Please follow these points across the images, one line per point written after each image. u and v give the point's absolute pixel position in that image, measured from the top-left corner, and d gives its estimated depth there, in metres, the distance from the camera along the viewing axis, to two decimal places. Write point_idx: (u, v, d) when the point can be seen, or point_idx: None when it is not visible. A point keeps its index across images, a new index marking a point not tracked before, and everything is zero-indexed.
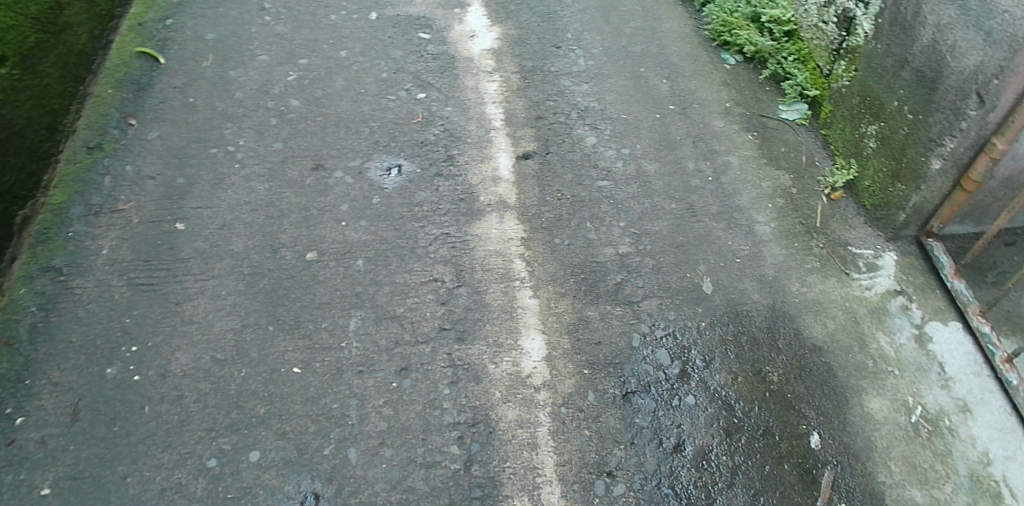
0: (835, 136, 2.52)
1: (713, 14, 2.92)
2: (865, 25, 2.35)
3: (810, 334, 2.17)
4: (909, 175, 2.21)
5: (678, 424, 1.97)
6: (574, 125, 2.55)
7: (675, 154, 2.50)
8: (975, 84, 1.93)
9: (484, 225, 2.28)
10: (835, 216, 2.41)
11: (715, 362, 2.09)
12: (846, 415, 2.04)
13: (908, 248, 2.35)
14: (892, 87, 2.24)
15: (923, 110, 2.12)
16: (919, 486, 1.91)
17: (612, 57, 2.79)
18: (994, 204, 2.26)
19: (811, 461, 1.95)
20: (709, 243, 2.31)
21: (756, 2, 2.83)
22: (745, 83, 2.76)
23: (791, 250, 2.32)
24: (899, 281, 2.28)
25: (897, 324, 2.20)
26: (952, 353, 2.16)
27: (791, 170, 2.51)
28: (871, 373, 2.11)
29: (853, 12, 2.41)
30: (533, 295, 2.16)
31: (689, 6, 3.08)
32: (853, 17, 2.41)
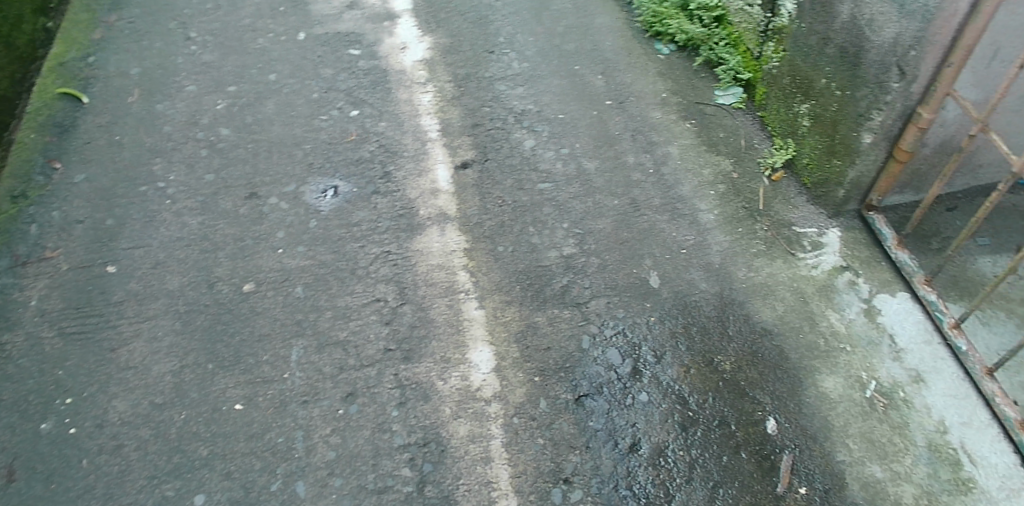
0: (771, 117, 2.51)
1: (643, 5, 2.91)
2: (788, 5, 2.35)
3: (760, 318, 2.16)
4: (843, 151, 2.20)
5: (632, 423, 1.95)
6: (511, 129, 2.52)
7: (614, 150, 2.49)
8: (895, 57, 1.94)
9: (425, 239, 2.26)
10: (777, 197, 2.40)
11: (666, 356, 2.08)
12: (800, 397, 2.03)
13: (851, 223, 2.35)
14: (819, 65, 2.24)
15: (850, 86, 2.12)
16: (879, 462, 1.91)
17: (546, 57, 2.77)
18: (931, 171, 2.26)
19: (769, 447, 1.94)
20: (654, 236, 2.29)
21: None
22: (681, 72, 2.74)
23: (735, 236, 2.31)
24: (844, 257, 2.28)
25: (845, 300, 2.20)
26: (901, 323, 2.16)
27: (730, 154, 2.50)
28: (823, 351, 2.11)
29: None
30: (479, 307, 2.14)
31: None
32: None
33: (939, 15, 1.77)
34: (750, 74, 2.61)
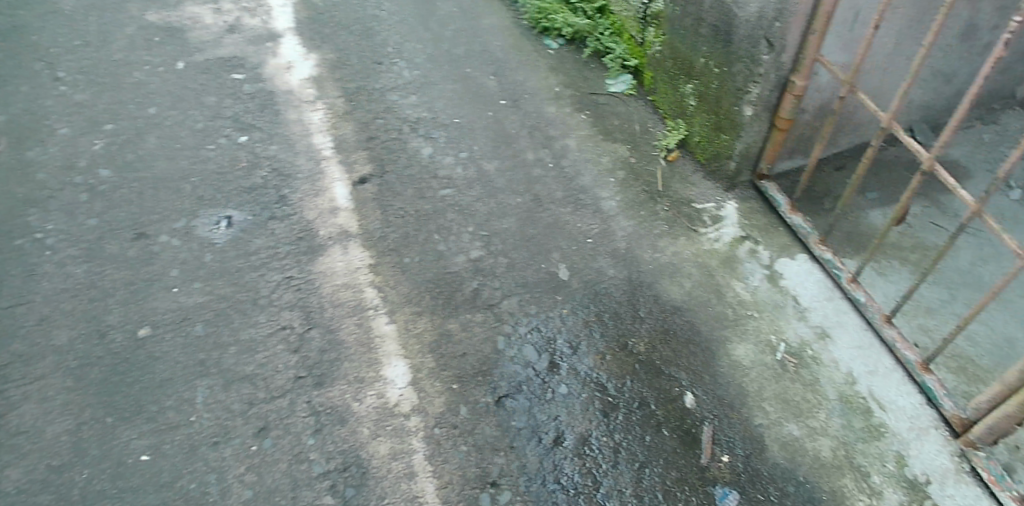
0: (661, 100, 2.59)
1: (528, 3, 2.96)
2: None
3: (669, 296, 2.20)
4: (729, 125, 2.27)
5: (554, 416, 1.96)
6: (407, 138, 2.52)
7: (512, 148, 2.50)
8: (762, 30, 2.01)
9: (328, 259, 2.23)
10: (675, 177, 2.46)
11: (582, 346, 2.10)
12: (715, 368, 2.08)
13: (747, 194, 2.43)
14: (696, 45, 2.30)
15: (726, 62, 2.19)
16: (795, 420, 1.98)
17: (436, 63, 2.78)
18: (813, 136, 2.36)
19: (690, 421, 1.98)
20: (559, 230, 2.31)
21: None
22: (571, 65, 2.80)
23: (638, 219, 2.35)
24: (744, 228, 2.35)
25: (748, 269, 2.27)
26: (803, 284, 2.24)
27: (626, 141, 2.55)
28: (732, 321, 2.16)
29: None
30: (390, 322, 2.11)
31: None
32: None
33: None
34: (636, 61, 2.69)
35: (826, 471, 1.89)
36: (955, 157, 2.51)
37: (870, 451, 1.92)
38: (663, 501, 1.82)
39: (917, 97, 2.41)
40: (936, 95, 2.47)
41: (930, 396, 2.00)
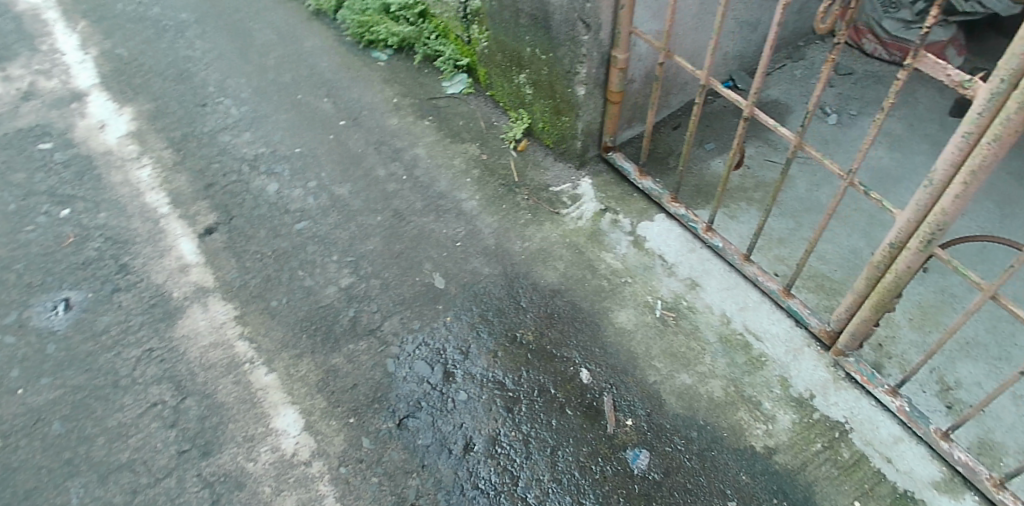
0: (500, 94, 2.62)
1: (347, 19, 2.90)
2: None
3: (546, 281, 2.24)
4: (567, 107, 2.32)
5: (459, 425, 1.94)
6: (250, 178, 2.41)
7: (362, 168, 2.47)
8: (576, 12, 2.03)
9: (188, 320, 2.08)
10: (529, 166, 2.51)
11: (472, 349, 2.09)
12: (602, 339, 2.14)
13: (599, 168, 2.53)
14: (520, 36, 2.32)
15: (550, 48, 2.22)
16: (685, 370, 2.09)
17: (265, 95, 2.68)
18: (646, 103, 2.47)
19: (590, 395, 2.03)
20: (427, 239, 2.30)
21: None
22: (405, 73, 2.79)
23: (501, 214, 2.38)
24: (601, 201, 2.44)
25: (614, 239, 2.35)
26: (666, 242, 2.35)
27: (475, 139, 2.57)
28: (609, 291, 2.23)
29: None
30: (269, 371, 1.99)
31: (324, 17, 3.03)
32: None
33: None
34: (467, 59, 2.70)
35: (721, 410, 2.02)
36: (773, 97, 2.74)
37: (756, 382, 2.08)
38: (581, 478, 1.87)
39: (730, 49, 2.60)
40: (745, 44, 2.67)
41: (796, 317, 2.18)
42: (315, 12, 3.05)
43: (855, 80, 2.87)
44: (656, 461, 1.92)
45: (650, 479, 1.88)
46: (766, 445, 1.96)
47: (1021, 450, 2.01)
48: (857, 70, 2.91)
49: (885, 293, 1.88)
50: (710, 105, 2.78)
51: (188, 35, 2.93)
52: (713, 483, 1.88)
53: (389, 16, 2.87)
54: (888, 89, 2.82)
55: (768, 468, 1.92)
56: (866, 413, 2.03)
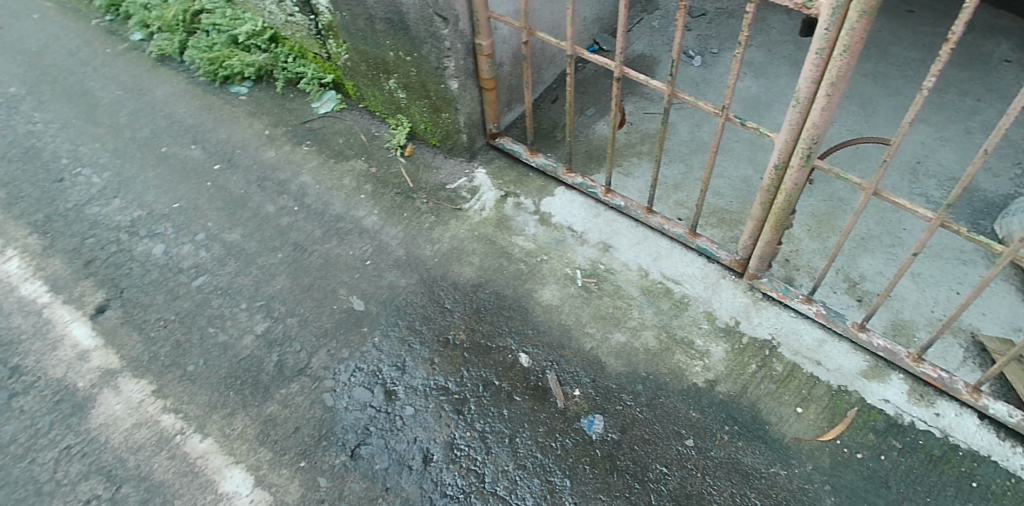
0: (373, 103, 2.57)
1: (195, 58, 2.75)
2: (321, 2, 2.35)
3: (465, 278, 2.23)
4: (444, 104, 2.30)
5: (413, 439, 1.92)
6: (132, 245, 2.27)
7: (250, 208, 2.37)
8: (430, 8, 2.00)
9: (102, 407, 1.94)
10: (420, 168, 2.48)
11: (408, 362, 2.06)
12: (533, 320, 2.16)
13: (490, 156, 2.53)
14: (380, 41, 2.27)
15: (413, 48, 2.18)
16: (618, 329, 2.15)
17: (127, 155, 2.52)
18: (519, 83, 2.48)
19: (534, 377, 2.05)
20: (335, 265, 2.24)
21: (224, 27, 2.73)
22: (270, 102, 2.68)
23: (404, 223, 2.34)
24: (500, 188, 2.45)
25: (521, 221, 2.37)
26: (573, 212, 2.39)
27: (360, 154, 2.51)
28: (528, 273, 2.25)
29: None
30: (204, 437, 1.89)
31: (170, 61, 2.86)
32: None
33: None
34: (331, 76, 2.63)
35: (658, 358, 2.10)
36: (639, 51, 2.81)
37: (684, 323, 2.17)
38: (544, 457, 1.90)
39: (587, 14, 2.64)
40: (600, 5, 2.72)
41: (707, 254, 2.28)
42: (158, 57, 2.87)
43: (710, 19, 2.98)
44: (611, 422, 1.97)
45: (610, 440, 1.94)
46: (706, 379, 2.06)
47: (929, 322, 2.20)
48: (709, 10, 3.03)
49: (780, 212, 1.99)
50: (582, 72, 2.83)
51: (25, 109, 2.70)
52: (668, 427, 1.97)
53: (239, 47, 2.76)
54: (741, 22, 2.96)
55: (714, 399, 2.03)
56: (789, 326, 2.17)
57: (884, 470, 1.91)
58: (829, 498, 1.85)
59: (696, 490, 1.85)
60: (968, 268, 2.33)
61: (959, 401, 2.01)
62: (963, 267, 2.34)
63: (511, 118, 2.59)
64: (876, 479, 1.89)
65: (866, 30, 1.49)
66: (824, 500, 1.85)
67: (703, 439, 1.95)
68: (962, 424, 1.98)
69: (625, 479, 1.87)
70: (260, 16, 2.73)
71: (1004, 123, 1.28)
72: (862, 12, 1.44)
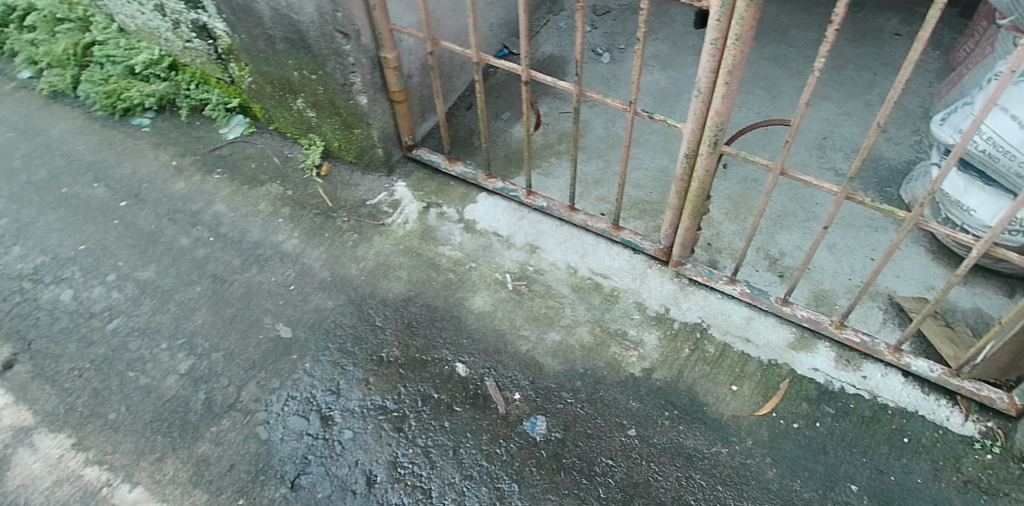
0: (284, 125, 2.52)
1: (91, 92, 2.63)
2: (217, 26, 2.28)
3: (394, 293, 2.21)
4: (356, 120, 2.27)
5: (354, 463, 1.88)
6: (37, 293, 2.16)
7: (163, 243, 2.29)
8: (330, 24, 1.98)
9: (17, 468, 1.83)
10: (338, 187, 2.45)
11: (343, 384, 2.02)
12: (467, 329, 2.15)
13: (409, 168, 2.52)
14: (283, 62, 2.23)
15: (317, 66, 2.15)
16: (552, 328, 2.17)
17: (26, 199, 2.39)
18: (430, 93, 2.48)
19: (473, 385, 2.04)
20: (258, 293, 2.18)
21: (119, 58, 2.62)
22: (175, 132, 2.60)
23: (325, 243, 2.30)
24: (421, 199, 2.44)
25: (446, 231, 2.36)
26: (497, 217, 2.40)
27: (274, 177, 2.46)
28: (458, 281, 2.25)
29: (200, 19, 2.32)
30: (132, 486, 1.80)
31: (64, 97, 2.73)
32: (204, 24, 2.33)
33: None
34: (237, 100, 2.57)
35: (594, 353, 2.12)
36: (549, 53, 2.85)
37: (616, 315, 2.20)
38: (490, 465, 1.89)
39: (493, 20, 2.66)
40: (505, 10, 2.75)
41: (632, 246, 2.31)
42: (51, 94, 2.74)
43: (615, 16, 3.05)
44: (553, 422, 1.98)
45: (554, 439, 1.95)
46: (643, 368, 2.10)
47: (848, 289, 2.30)
48: (613, 7, 3.10)
49: (695, 199, 2.03)
50: (494, 77, 2.85)
51: None
52: (609, 420, 1.99)
53: (137, 77, 2.66)
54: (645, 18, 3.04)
55: (652, 387, 2.06)
56: (716, 307, 2.23)
57: (820, 436, 1.98)
58: (770, 470, 1.91)
59: (642, 478, 1.88)
60: (879, 235, 2.45)
61: (884, 362, 2.11)
62: (875, 234, 2.45)
63: (426, 128, 2.58)
64: (813, 446, 1.96)
65: (755, 18, 1.54)
66: (766, 472, 1.91)
67: (645, 427, 1.98)
68: (888, 383, 2.08)
69: (572, 477, 1.88)
70: (156, 43, 2.63)
71: (893, 96, 1.33)
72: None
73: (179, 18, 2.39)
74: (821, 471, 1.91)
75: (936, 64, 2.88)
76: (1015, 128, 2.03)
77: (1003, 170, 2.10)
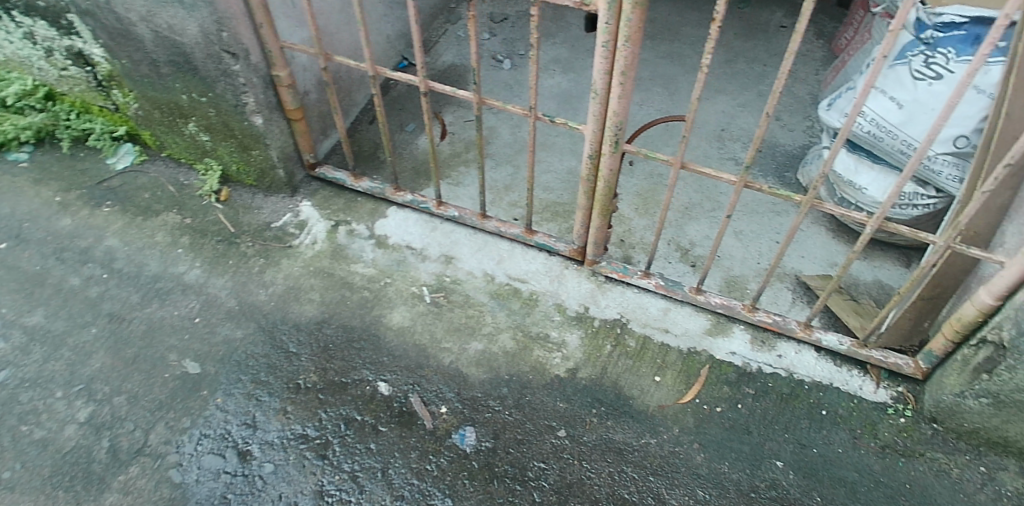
0: (176, 151, 2.42)
1: None
2: (94, 51, 2.17)
3: (307, 316, 2.14)
4: (252, 141, 2.20)
5: (278, 497, 1.80)
6: None
7: (51, 284, 2.15)
8: (216, 44, 1.92)
9: None
10: (240, 211, 2.36)
11: (259, 416, 1.94)
12: (386, 346, 2.11)
13: (315, 186, 2.46)
14: (169, 85, 2.14)
15: (207, 88, 2.08)
16: (475, 338, 2.15)
17: None
18: (328, 108, 2.43)
19: (398, 403, 2.00)
20: (160, 330, 2.08)
21: None
22: (58, 165, 2.45)
23: (229, 271, 2.22)
24: (329, 217, 2.38)
25: (358, 248, 2.31)
26: (408, 230, 2.37)
27: (169, 206, 2.36)
28: (374, 299, 2.20)
29: (74, 46, 2.18)
30: None
31: None
32: (79, 51, 2.20)
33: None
34: (124, 127, 2.46)
35: (517, 358, 2.12)
36: (450, 62, 2.85)
37: (537, 319, 2.21)
38: (421, 483, 1.85)
39: (388, 32, 2.64)
40: (399, 22, 2.74)
41: (547, 248, 2.33)
42: None
43: (513, 22, 3.08)
44: (482, 432, 1.97)
45: (484, 450, 1.93)
46: (567, 369, 2.11)
47: (757, 272, 2.39)
48: (511, 14, 3.13)
49: (603, 199, 2.06)
50: (395, 89, 2.83)
51: None
52: (539, 423, 1.99)
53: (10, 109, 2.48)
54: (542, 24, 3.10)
55: (578, 386, 2.07)
56: (634, 302, 2.27)
57: (744, 417, 2.04)
58: (699, 455, 1.96)
59: (576, 478, 1.89)
60: (781, 218, 2.56)
61: (797, 339, 2.20)
62: (778, 218, 2.56)
63: (328, 145, 2.53)
64: (737, 427, 2.02)
65: (642, 20, 1.58)
66: (695, 458, 1.95)
67: (574, 427, 1.99)
68: (803, 359, 2.17)
69: (506, 485, 1.86)
70: (28, 72, 2.46)
71: (778, 88, 1.40)
72: (634, 3, 1.53)
73: (51, 45, 2.25)
74: (747, 451, 1.97)
75: (820, 53, 3.04)
76: (893, 109, 2.16)
77: (887, 149, 2.22)
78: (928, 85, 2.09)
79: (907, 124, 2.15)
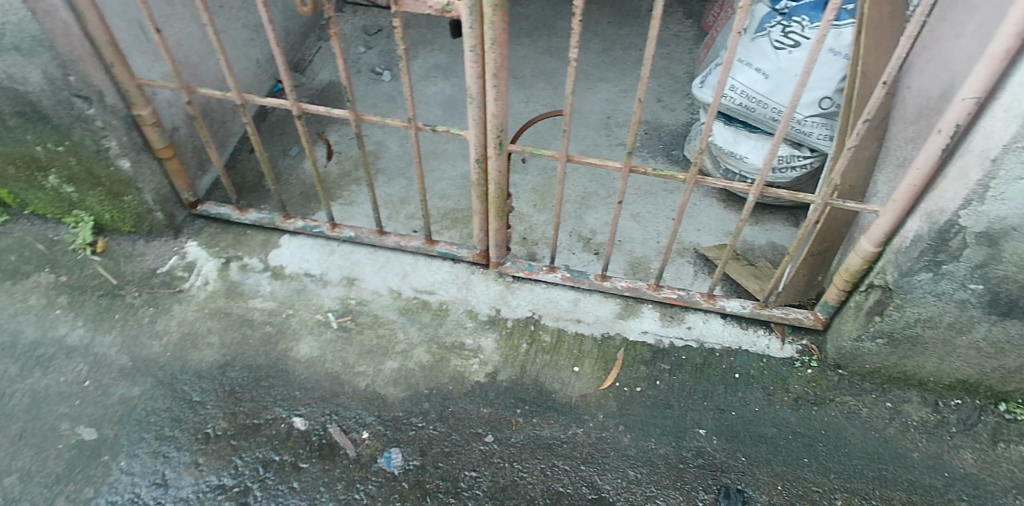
0: (40, 206, 2.26)
1: None
2: None
3: (207, 361, 2.06)
4: (122, 185, 2.08)
5: None
6: None
7: None
8: (64, 89, 1.82)
9: None
10: (122, 260, 2.24)
11: (169, 473, 1.84)
12: (296, 380, 2.05)
13: (199, 225, 2.36)
14: (20, 138, 1.98)
15: (62, 136, 1.94)
16: (388, 357, 2.12)
17: None
18: (201, 142, 2.34)
19: (316, 436, 1.95)
20: (47, 398, 1.95)
21: None
22: None
23: (116, 327, 2.10)
24: (218, 255, 2.29)
25: (253, 283, 2.23)
26: (303, 256, 2.31)
27: (41, 265, 2.22)
28: (278, 333, 2.13)
29: None
30: None
31: None
32: None
33: (53, 34, 1.70)
34: None
35: (435, 370, 2.11)
36: (326, 79, 2.81)
37: (449, 328, 2.20)
38: None
39: (256, 56, 2.58)
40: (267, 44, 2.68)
41: (451, 256, 2.32)
42: None
43: (387, 32, 3.05)
44: (409, 451, 1.94)
45: (413, 468, 1.91)
46: (486, 373, 2.11)
47: (657, 251, 2.46)
48: (385, 25, 3.10)
49: (497, 201, 2.06)
50: (274, 113, 2.76)
51: None
52: (465, 432, 1.99)
53: None
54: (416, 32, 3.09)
55: (499, 389, 2.08)
56: (543, 297, 2.30)
57: (663, 392, 2.10)
58: (626, 437, 2.00)
59: (508, 480, 1.90)
60: (673, 196, 2.65)
61: (702, 310, 2.28)
62: (670, 196, 2.65)
63: (208, 180, 2.44)
64: (658, 403, 2.08)
65: (505, 21, 1.58)
66: (622, 439, 2.00)
67: (500, 430, 2.00)
68: (710, 328, 2.25)
69: (438, 500, 1.85)
70: None
71: (645, 73, 1.42)
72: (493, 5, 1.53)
73: None
74: (670, 425, 2.03)
75: (691, 33, 3.16)
76: (760, 79, 2.26)
77: (760, 118, 2.32)
78: (789, 53, 2.20)
79: (775, 93, 2.25)
